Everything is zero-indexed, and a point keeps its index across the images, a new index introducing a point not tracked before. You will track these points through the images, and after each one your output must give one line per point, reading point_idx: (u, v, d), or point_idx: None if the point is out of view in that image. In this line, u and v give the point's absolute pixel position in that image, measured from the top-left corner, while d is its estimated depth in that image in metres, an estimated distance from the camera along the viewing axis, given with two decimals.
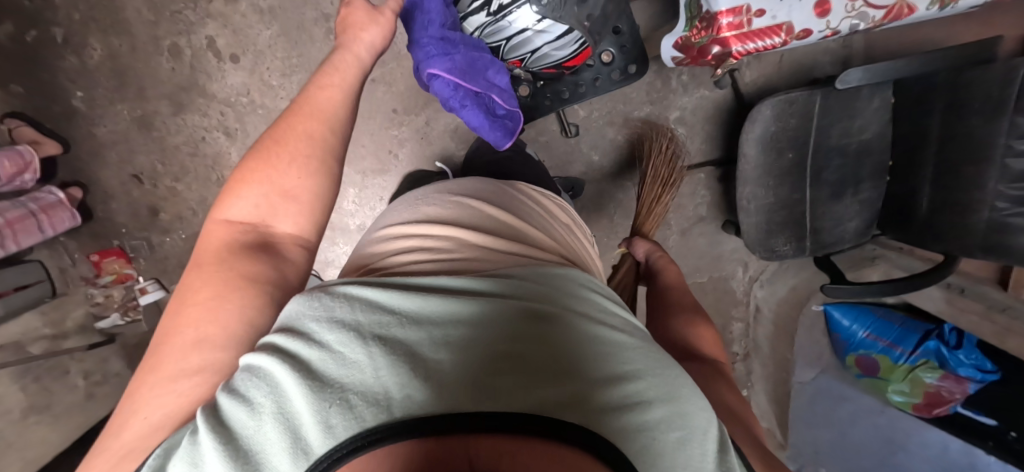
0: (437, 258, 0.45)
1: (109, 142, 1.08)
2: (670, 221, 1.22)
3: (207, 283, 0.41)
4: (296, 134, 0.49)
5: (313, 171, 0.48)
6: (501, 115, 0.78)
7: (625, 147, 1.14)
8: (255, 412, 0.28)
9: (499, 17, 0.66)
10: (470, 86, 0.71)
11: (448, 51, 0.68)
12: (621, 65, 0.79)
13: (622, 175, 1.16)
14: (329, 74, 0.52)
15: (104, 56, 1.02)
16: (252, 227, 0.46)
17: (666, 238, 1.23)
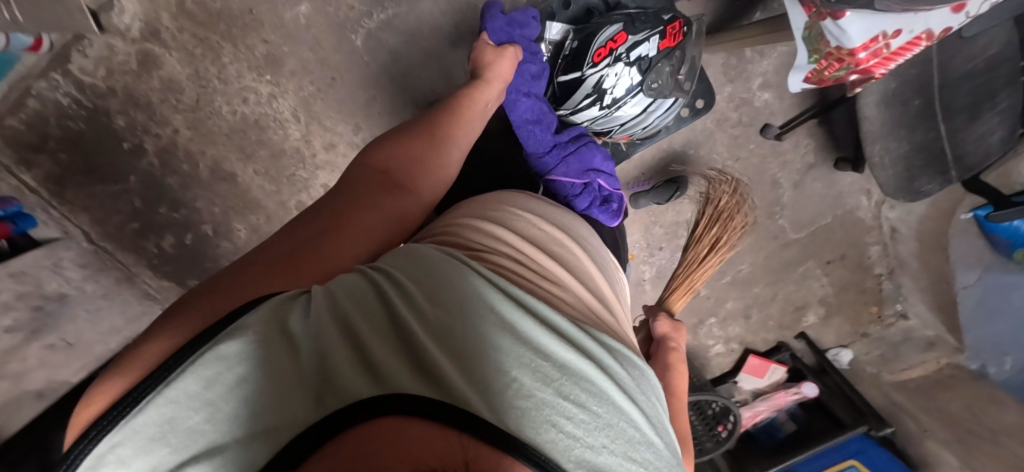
0: (530, 274, 0.51)
1: None
2: (780, 180, 1.21)
3: (327, 204, 0.55)
4: (440, 130, 0.70)
5: (419, 145, 0.66)
6: (611, 195, 0.83)
7: (716, 131, 1.14)
8: (353, 339, 0.35)
9: (613, 109, 0.86)
10: (581, 179, 0.82)
11: (562, 155, 0.84)
12: (698, 98, 1.01)
13: (722, 155, 1.17)
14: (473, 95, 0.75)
15: (248, 232, 1.17)
16: (385, 172, 0.62)
17: (780, 196, 1.23)
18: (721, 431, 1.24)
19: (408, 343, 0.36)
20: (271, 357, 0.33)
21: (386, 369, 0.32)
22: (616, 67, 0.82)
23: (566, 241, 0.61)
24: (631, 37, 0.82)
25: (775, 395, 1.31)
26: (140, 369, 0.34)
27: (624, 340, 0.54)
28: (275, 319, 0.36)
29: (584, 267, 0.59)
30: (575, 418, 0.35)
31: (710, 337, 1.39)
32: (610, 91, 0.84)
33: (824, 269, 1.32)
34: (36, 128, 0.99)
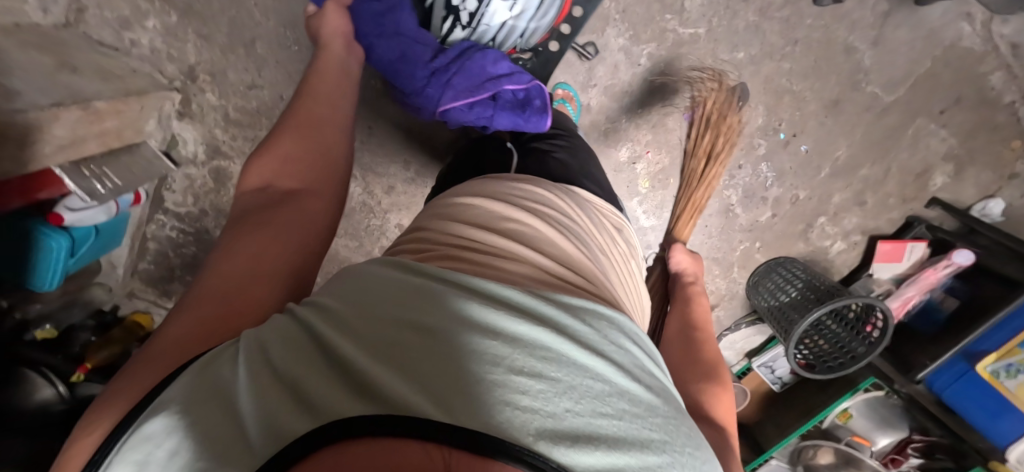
0: (484, 257, 0.47)
1: None
2: (855, 45, 1.05)
3: (230, 236, 0.55)
4: (303, 114, 0.68)
5: (300, 141, 0.65)
6: (523, 96, 0.80)
7: (764, 22, 1.01)
8: (282, 376, 0.32)
9: (474, 23, 0.82)
10: (482, 94, 0.78)
11: (444, 80, 0.78)
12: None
13: (778, 45, 1.04)
14: (318, 70, 0.72)
15: None
16: (271, 186, 0.62)
17: (861, 61, 1.07)
18: (871, 332, 1.13)
19: (337, 363, 0.33)
20: (207, 409, 0.31)
21: (315, 393, 0.30)
22: None
23: (526, 210, 0.55)
24: None
25: (920, 276, 1.19)
26: (82, 459, 0.34)
27: (600, 292, 0.50)
28: (211, 368, 0.35)
29: (548, 230, 0.53)
30: (531, 391, 0.31)
31: (825, 238, 1.27)
32: (461, 5, 0.80)
33: (939, 121, 1.15)
34: (163, 263, 1.21)
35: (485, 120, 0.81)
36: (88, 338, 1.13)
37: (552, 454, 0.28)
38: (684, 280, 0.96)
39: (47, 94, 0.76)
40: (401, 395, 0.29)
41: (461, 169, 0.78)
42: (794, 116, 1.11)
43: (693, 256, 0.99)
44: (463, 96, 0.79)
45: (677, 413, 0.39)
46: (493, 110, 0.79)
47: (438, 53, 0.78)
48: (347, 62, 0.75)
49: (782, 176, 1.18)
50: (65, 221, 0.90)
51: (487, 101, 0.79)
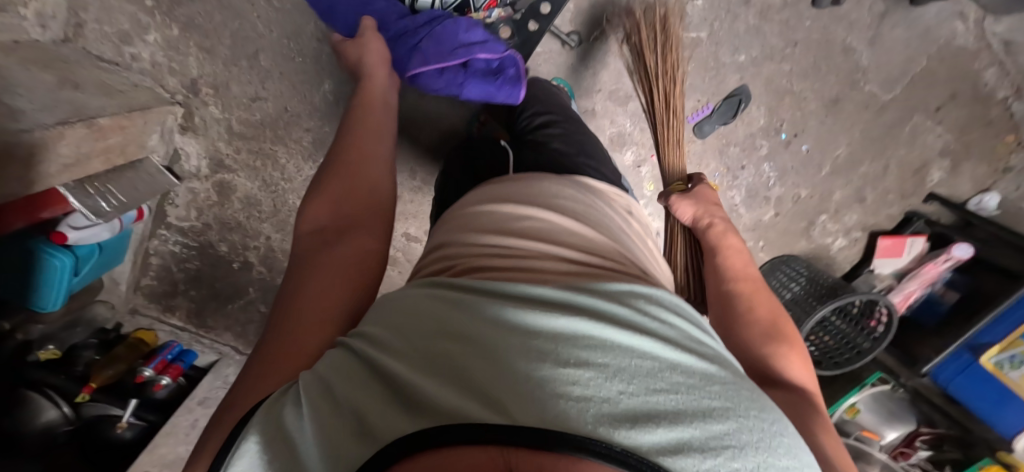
0: (511, 258, 0.46)
1: None
2: (853, 44, 1.06)
3: (291, 282, 0.52)
4: (350, 148, 0.65)
5: (352, 177, 0.62)
6: (496, 66, 0.79)
7: (763, 25, 1.02)
8: (344, 405, 0.33)
9: None
10: (450, 58, 0.76)
11: (411, 43, 0.77)
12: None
13: (777, 47, 1.05)
14: (361, 105, 0.70)
15: None
16: (325, 225, 0.59)
17: (859, 61, 1.08)
18: (874, 327, 1.15)
19: (388, 385, 0.33)
20: (280, 448, 0.32)
21: (377, 421, 0.30)
22: None
23: (540, 204, 0.53)
24: None
25: (921, 270, 1.21)
26: None
27: (638, 274, 0.48)
28: (276, 416, 0.35)
29: (572, 222, 0.51)
30: (582, 380, 0.30)
31: (827, 235, 1.28)
32: None
33: (936, 118, 1.17)
34: (167, 278, 1.20)
35: (456, 88, 0.79)
36: (89, 361, 1.07)
37: (613, 439, 0.27)
38: (699, 230, 0.82)
39: (51, 112, 0.74)
40: (455, 408, 0.29)
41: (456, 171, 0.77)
42: (795, 115, 1.12)
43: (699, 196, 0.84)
44: (428, 60, 0.76)
45: (738, 378, 0.37)
46: (462, 78, 0.78)
47: (406, 15, 0.79)
48: (388, 89, 0.73)
49: (784, 175, 1.19)
50: (68, 239, 0.89)
51: (457, 68, 0.78)
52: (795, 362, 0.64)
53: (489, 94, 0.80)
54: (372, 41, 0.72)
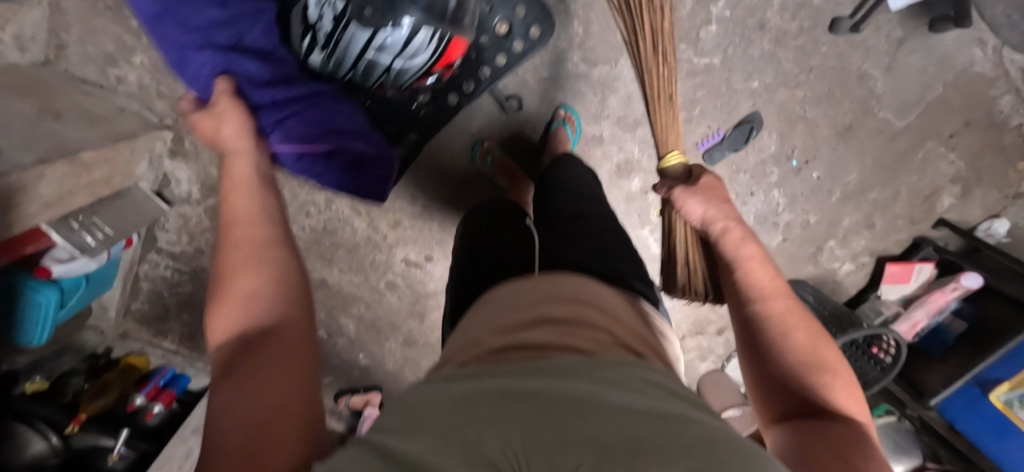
0: (533, 349, 0.39)
1: (399, 367, 1.30)
2: (869, 71, 1.03)
3: (211, 418, 0.37)
4: (245, 234, 0.52)
5: (258, 261, 0.49)
6: (369, 160, 0.83)
7: (778, 51, 0.99)
8: None
9: (330, 47, 0.70)
10: (316, 146, 0.76)
11: (279, 116, 0.73)
12: (517, 38, 0.88)
13: (792, 73, 1.01)
14: (230, 201, 0.56)
15: (357, 324, 1.21)
16: (242, 340, 0.43)
17: (875, 87, 1.05)
18: (881, 355, 1.15)
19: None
20: None
21: None
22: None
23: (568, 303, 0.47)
24: None
25: (929, 298, 1.20)
26: None
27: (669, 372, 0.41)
28: None
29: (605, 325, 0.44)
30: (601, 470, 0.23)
31: (834, 260, 1.26)
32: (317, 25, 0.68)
33: (949, 144, 1.15)
34: (157, 302, 1.16)
35: (312, 172, 0.79)
36: (81, 387, 1.05)
37: None
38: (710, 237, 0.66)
39: (31, 148, 0.69)
40: None
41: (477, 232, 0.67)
42: (807, 142, 1.09)
43: (710, 184, 0.69)
44: (298, 141, 0.74)
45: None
46: (322, 169, 0.80)
47: (278, 82, 0.74)
48: (260, 179, 0.60)
49: (794, 201, 1.16)
50: (53, 273, 0.85)
51: (318, 157, 0.78)
52: (846, 398, 0.52)
53: (354, 186, 0.84)
54: (230, 112, 0.66)
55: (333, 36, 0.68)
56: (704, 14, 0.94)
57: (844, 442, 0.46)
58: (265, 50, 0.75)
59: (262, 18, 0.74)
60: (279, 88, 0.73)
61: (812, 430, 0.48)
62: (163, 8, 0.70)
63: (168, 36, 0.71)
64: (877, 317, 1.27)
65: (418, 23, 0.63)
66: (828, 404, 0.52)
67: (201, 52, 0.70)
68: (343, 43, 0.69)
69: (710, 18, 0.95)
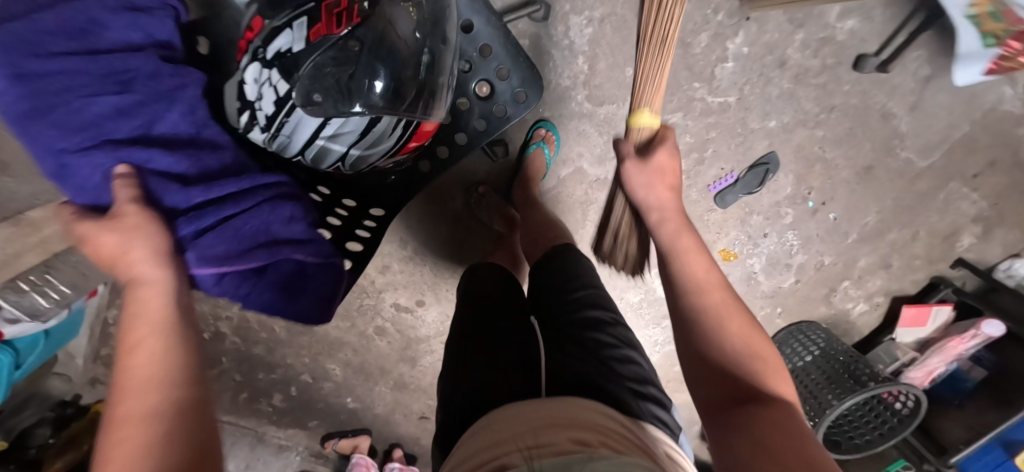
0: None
1: (389, 411, 1.23)
2: (893, 110, 0.96)
3: None
4: (139, 379, 0.37)
5: (164, 422, 0.35)
6: (314, 273, 0.53)
7: (799, 90, 0.91)
8: None
9: (275, 133, 0.47)
10: (244, 264, 0.48)
11: (198, 228, 0.47)
12: (501, 102, 0.67)
13: (812, 112, 0.94)
14: (133, 350, 0.39)
15: (344, 368, 1.14)
16: None
17: (898, 127, 0.98)
18: (895, 403, 1.09)
19: None
20: None
21: None
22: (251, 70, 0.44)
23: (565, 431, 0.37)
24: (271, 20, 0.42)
25: (947, 343, 1.14)
26: None
27: None
28: None
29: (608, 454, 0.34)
30: None
31: (848, 301, 1.21)
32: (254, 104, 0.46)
33: (972, 185, 1.08)
34: None
35: (235, 295, 0.49)
36: (47, 438, 0.97)
37: None
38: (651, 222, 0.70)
39: None
40: None
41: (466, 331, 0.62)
42: (824, 184, 1.03)
43: (660, 167, 0.74)
44: (219, 259, 0.47)
45: None
46: (252, 287, 0.50)
47: (201, 179, 0.49)
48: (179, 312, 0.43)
49: (808, 243, 1.10)
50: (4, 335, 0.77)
51: (246, 273, 0.49)
52: (771, 376, 0.49)
53: (281, 309, 0.53)
54: (142, 231, 0.43)
55: (274, 122, 0.46)
56: (721, 51, 0.86)
57: (785, 432, 0.40)
58: (189, 136, 0.51)
59: (184, 93, 0.52)
60: (214, 184, 0.49)
61: (750, 415, 0.43)
62: (36, 105, 0.44)
63: (42, 136, 0.45)
64: (891, 361, 1.21)
65: (382, 93, 0.44)
66: (758, 384, 0.48)
67: (88, 152, 0.45)
68: (280, 139, 0.49)
69: (727, 55, 0.86)
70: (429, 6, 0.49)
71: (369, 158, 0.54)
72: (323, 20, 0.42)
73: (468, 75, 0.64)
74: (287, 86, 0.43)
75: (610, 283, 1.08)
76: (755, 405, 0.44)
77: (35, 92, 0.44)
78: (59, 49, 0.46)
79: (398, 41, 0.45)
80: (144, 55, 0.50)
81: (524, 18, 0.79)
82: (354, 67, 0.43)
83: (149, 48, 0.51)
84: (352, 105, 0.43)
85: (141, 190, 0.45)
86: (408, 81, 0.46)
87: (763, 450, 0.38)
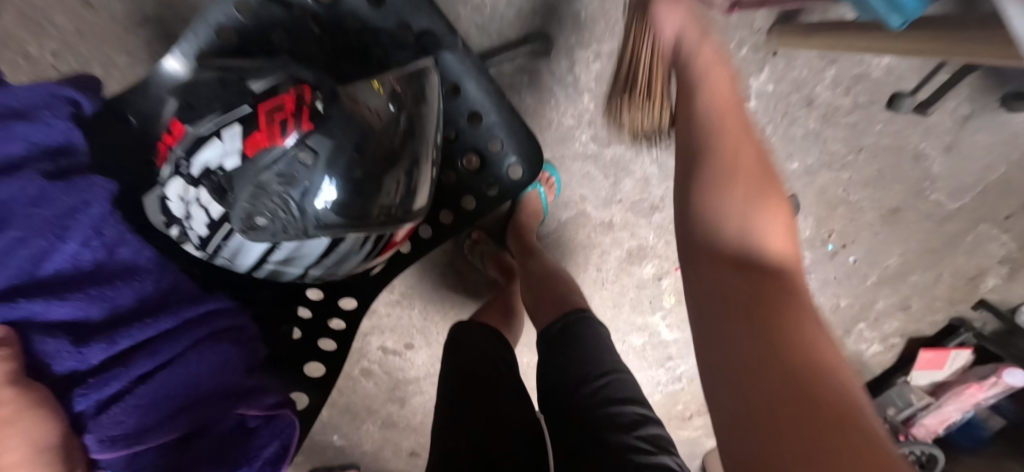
0: None
1: (377, 447, 1.17)
2: (927, 151, 0.87)
3: None
4: None
5: None
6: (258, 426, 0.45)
7: (825, 130, 0.83)
8: None
9: (215, 253, 0.39)
10: (167, 433, 0.39)
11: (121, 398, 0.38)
12: (497, 178, 0.52)
13: (837, 153, 0.86)
14: None
15: (329, 408, 1.08)
16: None
17: (930, 168, 0.89)
18: (909, 455, 1.03)
19: None
20: None
21: None
22: (176, 187, 0.35)
23: None
24: (193, 127, 0.34)
25: (963, 390, 1.09)
26: None
27: None
28: None
29: None
30: None
31: (862, 341, 1.16)
32: (185, 222, 0.37)
33: (1003, 227, 0.98)
34: None
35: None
36: None
37: None
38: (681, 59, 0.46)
39: None
40: None
41: (463, 437, 0.52)
42: (846, 226, 0.95)
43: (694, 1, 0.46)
44: (126, 439, 0.37)
45: None
46: (175, 459, 0.41)
47: (113, 321, 0.38)
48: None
49: (825, 285, 1.04)
50: None
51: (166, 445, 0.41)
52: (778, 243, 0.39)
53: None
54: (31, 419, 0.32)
55: (209, 244, 0.38)
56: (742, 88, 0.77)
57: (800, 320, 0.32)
58: (91, 267, 0.38)
59: (84, 216, 0.38)
60: (121, 337, 0.38)
61: (763, 295, 0.34)
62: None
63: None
64: (904, 406, 1.16)
65: (339, 204, 0.37)
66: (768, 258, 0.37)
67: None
68: (222, 261, 0.41)
69: (749, 93, 0.77)
70: (407, 82, 0.40)
71: (340, 268, 0.44)
72: (260, 127, 0.33)
73: (455, 145, 0.50)
74: (220, 207, 0.36)
75: (612, 327, 1.01)
76: (763, 283, 0.35)
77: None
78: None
79: (369, 124, 0.37)
80: (23, 175, 0.36)
81: (524, 54, 0.68)
82: (307, 182, 0.35)
83: (34, 163, 0.37)
84: (308, 219, 0.37)
85: (20, 363, 0.33)
86: (380, 169, 0.38)
87: (788, 356, 0.29)
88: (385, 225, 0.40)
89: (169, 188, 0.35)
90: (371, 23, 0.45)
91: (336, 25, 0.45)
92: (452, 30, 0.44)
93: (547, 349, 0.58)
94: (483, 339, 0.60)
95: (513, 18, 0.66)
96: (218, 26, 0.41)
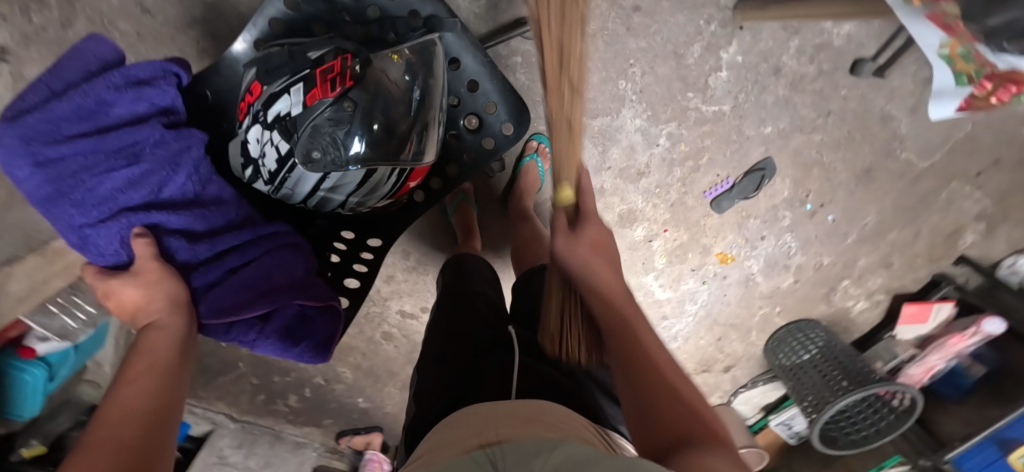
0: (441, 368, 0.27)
1: (397, 409, 1.28)
2: (893, 113, 0.94)
3: None
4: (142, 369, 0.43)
5: (160, 403, 0.42)
6: (314, 314, 0.58)
7: (795, 97, 0.91)
8: None
9: (279, 184, 0.51)
10: (248, 311, 0.52)
11: (224, 283, 0.52)
12: (493, 135, 0.62)
13: (807, 118, 0.94)
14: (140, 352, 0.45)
15: (353, 371, 1.19)
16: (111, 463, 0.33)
17: (899, 130, 0.96)
18: (893, 399, 1.12)
19: None
20: None
21: None
22: (257, 132, 0.47)
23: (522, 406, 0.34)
24: (269, 88, 0.45)
25: (946, 341, 1.15)
26: None
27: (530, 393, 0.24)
28: None
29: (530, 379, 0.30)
30: None
31: (848, 299, 1.24)
32: (261, 160, 0.49)
33: (974, 184, 1.05)
34: None
35: (246, 340, 0.55)
36: None
37: None
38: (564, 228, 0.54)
39: None
40: None
41: (454, 342, 0.58)
42: (823, 186, 1.03)
43: (598, 226, 0.54)
44: (227, 310, 0.52)
45: None
46: (257, 333, 0.55)
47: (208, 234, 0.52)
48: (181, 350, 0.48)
49: (807, 244, 1.12)
50: (37, 352, 0.82)
51: (253, 319, 0.55)
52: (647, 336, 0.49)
53: (283, 349, 0.57)
54: (161, 285, 0.47)
55: (276, 177, 0.50)
56: (715, 60, 0.86)
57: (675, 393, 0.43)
58: (194, 195, 0.52)
59: (188, 156, 0.51)
60: (218, 241, 0.52)
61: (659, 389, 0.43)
62: (57, 188, 0.46)
63: (63, 215, 0.47)
64: (891, 359, 1.25)
65: (371, 144, 0.47)
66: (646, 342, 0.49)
67: (104, 225, 0.47)
68: (286, 191, 0.52)
69: (721, 64, 0.86)
70: (420, 54, 0.51)
71: (369, 200, 0.55)
72: (317, 85, 0.44)
73: (457, 110, 0.61)
74: (286, 145, 0.46)
75: None
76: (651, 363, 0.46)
77: (58, 175, 0.46)
78: (72, 134, 0.46)
79: (390, 90, 0.48)
80: (149, 124, 0.49)
81: (517, 37, 0.78)
82: (349, 126, 0.45)
83: (154, 117, 0.50)
84: (348, 155, 0.46)
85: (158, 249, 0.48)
86: (399, 123, 0.49)
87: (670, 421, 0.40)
88: (407, 161, 0.51)
89: (250, 134, 0.48)
90: (387, 12, 0.55)
91: (361, 16, 0.55)
92: (452, 14, 0.54)
93: (528, 283, 0.69)
94: (482, 272, 0.70)
95: (505, 7, 0.76)
96: (271, 19, 0.53)
